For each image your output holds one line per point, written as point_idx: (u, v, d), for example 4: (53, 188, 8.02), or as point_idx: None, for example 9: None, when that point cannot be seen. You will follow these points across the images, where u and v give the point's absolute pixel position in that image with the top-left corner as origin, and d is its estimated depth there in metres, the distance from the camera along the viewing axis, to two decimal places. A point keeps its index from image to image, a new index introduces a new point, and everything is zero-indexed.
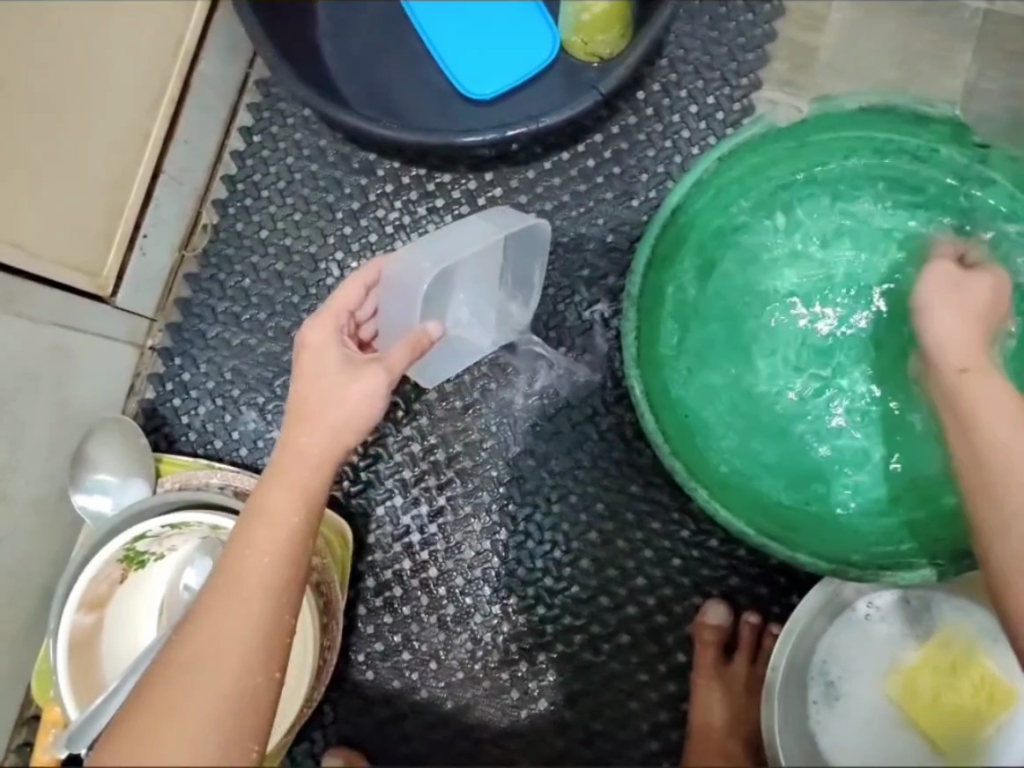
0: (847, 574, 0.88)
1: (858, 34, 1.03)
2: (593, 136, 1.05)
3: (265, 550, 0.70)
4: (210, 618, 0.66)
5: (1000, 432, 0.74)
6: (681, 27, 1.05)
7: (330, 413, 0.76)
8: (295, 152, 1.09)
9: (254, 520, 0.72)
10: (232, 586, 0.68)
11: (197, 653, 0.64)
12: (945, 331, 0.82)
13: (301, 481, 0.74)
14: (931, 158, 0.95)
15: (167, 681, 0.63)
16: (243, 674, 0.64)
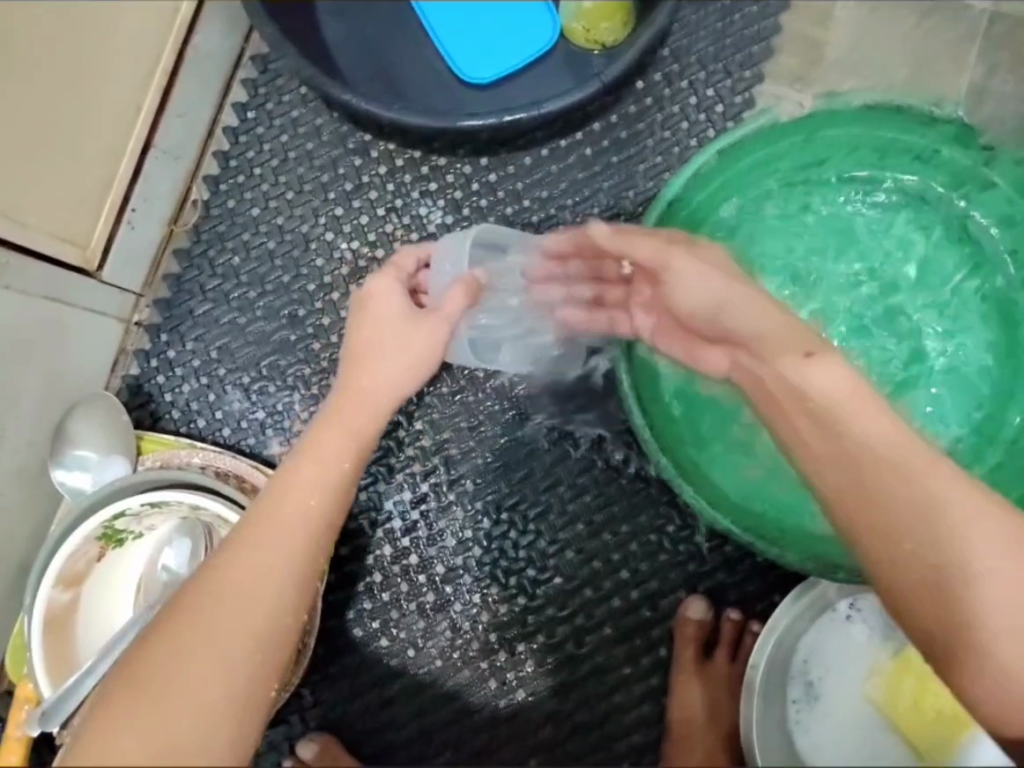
0: (831, 576, 0.88)
1: (865, 31, 1.02)
2: (593, 124, 1.04)
3: (314, 491, 0.73)
4: (255, 545, 0.69)
5: (859, 428, 0.67)
6: (686, 16, 1.03)
7: (386, 376, 0.80)
8: (290, 129, 1.07)
9: (307, 463, 0.75)
10: (280, 524, 0.71)
11: (239, 583, 0.66)
12: (748, 319, 0.72)
13: (351, 429, 0.77)
14: (933, 159, 0.94)
15: (206, 603, 0.64)
16: (285, 603, 0.67)
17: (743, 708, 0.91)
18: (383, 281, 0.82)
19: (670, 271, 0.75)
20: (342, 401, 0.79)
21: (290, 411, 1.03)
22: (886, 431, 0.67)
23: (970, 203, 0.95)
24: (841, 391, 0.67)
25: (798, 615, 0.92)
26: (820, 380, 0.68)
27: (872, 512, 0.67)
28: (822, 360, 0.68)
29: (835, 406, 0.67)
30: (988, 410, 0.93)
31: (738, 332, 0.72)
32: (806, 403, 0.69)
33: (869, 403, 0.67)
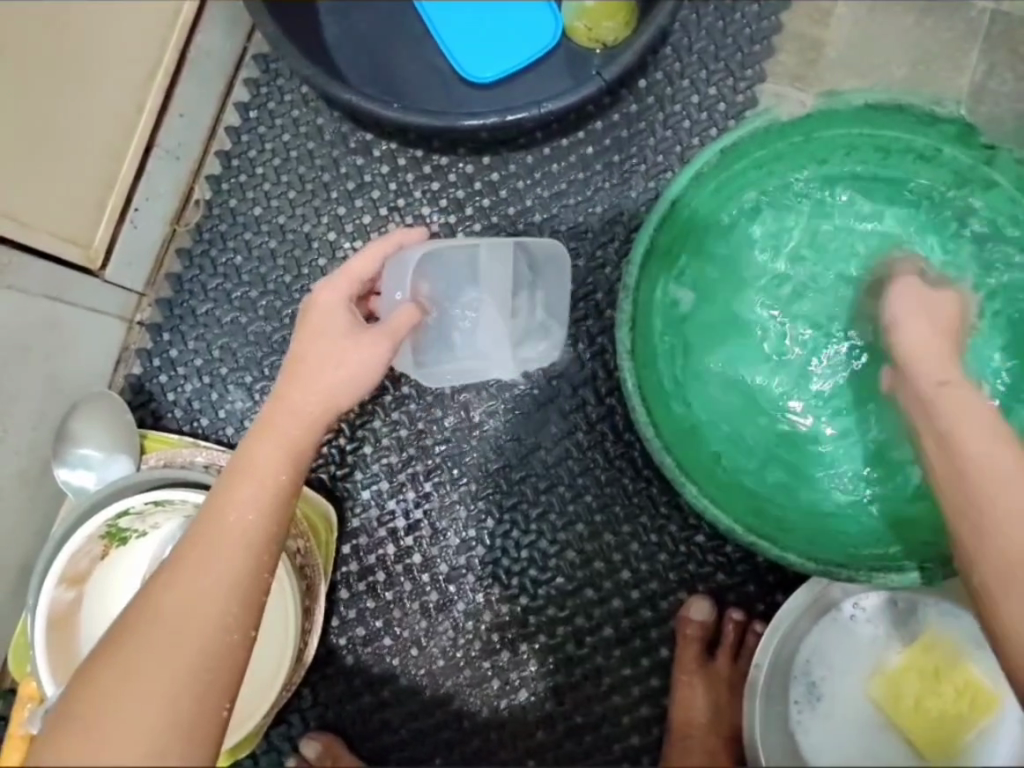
0: (836, 575, 0.87)
1: (865, 30, 1.02)
2: (594, 124, 1.04)
3: (249, 507, 0.69)
4: (191, 566, 0.64)
5: (969, 442, 0.73)
6: (687, 16, 1.04)
7: (329, 384, 0.76)
8: (292, 129, 1.07)
9: (242, 478, 0.71)
10: (215, 541, 0.66)
11: (175, 607, 0.61)
12: (916, 341, 0.82)
13: (287, 440, 0.74)
14: (934, 159, 0.94)
15: (142, 630, 0.60)
16: (221, 627, 0.62)
17: (746, 709, 0.91)
18: (333, 292, 0.80)
19: (892, 295, 0.88)
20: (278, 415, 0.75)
21: None
22: (989, 443, 0.73)
23: (971, 202, 0.94)
24: (979, 414, 0.75)
25: (800, 616, 0.92)
26: (964, 408, 0.75)
27: (972, 505, 0.71)
28: (954, 390, 0.77)
29: (962, 427, 0.74)
30: (987, 408, 0.93)
31: (906, 341, 0.82)
32: (930, 407, 0.77)
33: (993, 415, 0.75)
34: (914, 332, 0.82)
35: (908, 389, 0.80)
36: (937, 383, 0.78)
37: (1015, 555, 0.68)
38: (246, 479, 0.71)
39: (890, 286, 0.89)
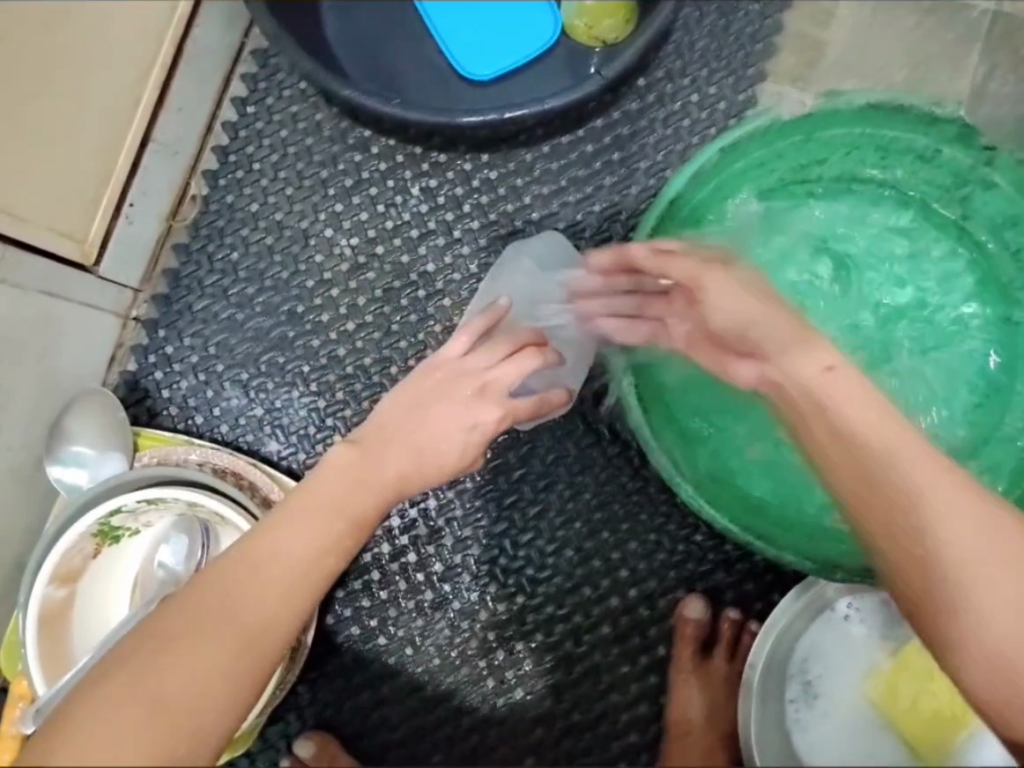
0: (830, 576, 0.87)
1: (868, 30, 1.02)
2: (594, 122, 1.03)
3: (315, 533, 0.70)
4: (251, 561, 0.66)
5: (875, 443, 0.64)
6: (688, 14, 1.03)
7: (405, 455, 0.75)
8: (289, 125, 1.06)
9: (309, 502, 0.72)
10: (275, 543, 0.68)
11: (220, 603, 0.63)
12: (782, 329, 0.69)
13: (359, 492, 0.73)
14: (935, 159, 0.92)
15: (194, 616, 0.62)
16: (259, 640, 0.63)
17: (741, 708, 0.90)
18: (456, 346, 0.79)
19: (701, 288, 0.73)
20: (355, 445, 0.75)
21: (288, 408, 1.03)
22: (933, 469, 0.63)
23: (971, 203, 0.93)
24: (861, 417, 0.65)
25: (798, 612, 0.91)
26: (846, 399, 0.66)
27: (903, 513, 0.64)
28: (843, 374, 0.67)
29: (835, 413, 0.66)
30: (988, 409, 0.92)
31: (766, 344, 0.69)
32: (819, 406, 0.67)
33: (875, 404, 0.65)
34: (774, 339, 0.68)
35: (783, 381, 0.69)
36: (820, 367, 0.67)
37: (958, 569, 0.62)
38: (324, 496, 0.72)
39: (702, 278, 0.73)
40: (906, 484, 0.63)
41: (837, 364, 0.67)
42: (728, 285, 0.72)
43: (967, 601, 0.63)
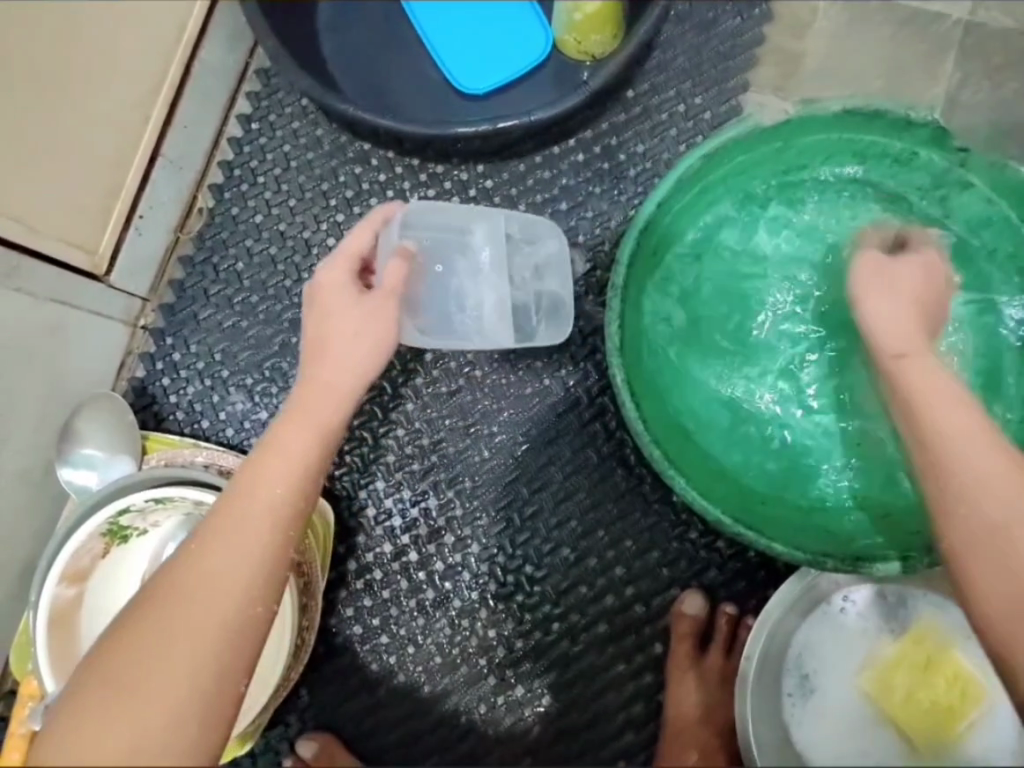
0: (821, 566, 0.87)
1: (847, 42, 1.06)
2: (583, 133, 1.07)
3: (277, 484, 0.73)
4: (222, 540, 0.69)
5: (952, 435, 0.73)
6: (672, 29, 1.08)
7: (346, 366, 0.80)
8: (292, 140, 1.10)
9: (270, 457, 0.75)
10: (238, 521, 0.70)
11: (202, 576, 0.66)
12: (877, 312, 0.83)
13: (317, 422, 0.77)
14: (910, 162, 0.94)
15: (181, 590, 0.65)
16: (243, 599, 0.66)
17: (738, 705, 0.92)
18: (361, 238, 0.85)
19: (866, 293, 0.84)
20: (297, 410, 0.78)
21: None
22: (970, 439, 0.72)
23: (948, 204, 0.95)
24: (945, 392, 0.76)
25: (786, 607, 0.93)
26: (926, 380, 0.77)
27: (943, 477, 0.72)
28: (917, 363, 0.79)
29: (924, 395, 0.76)
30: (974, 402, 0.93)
31: (887, 341, 0.81)
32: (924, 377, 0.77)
33: (946, 397, 0.75)
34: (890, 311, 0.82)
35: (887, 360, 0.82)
36: (903, 353, 0.80)
37: (990, 534, 0.69)
38: (271, 469, 0.74)
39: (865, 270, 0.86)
40: (955, 456, 0.72)
41: (907, 352, 0.79)
42: (885, 281, 0.85)
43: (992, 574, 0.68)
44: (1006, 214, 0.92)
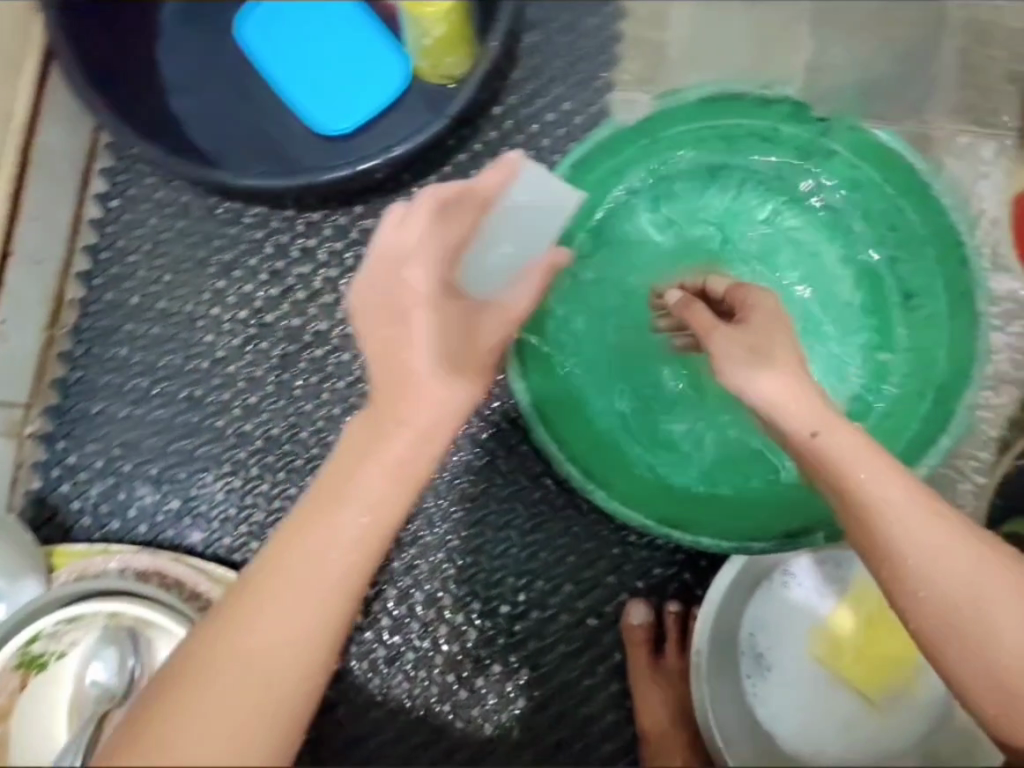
0: (749, 550, 0.84)
1: (706, 23, 1.01)
2: (459, 155, 1.04)
3: (338, 564, 0.56)
4: (219, 646, 0.53)
5: (927, 546, 0.63)
6: (532, 37, 1.03)
7: (422, 411, 0.60)
8: (157, 211, 1.04)
9: (317, 532, 0.56)
10: (321, 602, 0.55)
11: (241, 690, 0.52)
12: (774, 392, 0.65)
13: (409, 475, 0.59)
14: (777, 137, 0.92)
15: (203, 704, 0.51)
16: (286, 718, 0.53)
17: (694, 690, 0.93)
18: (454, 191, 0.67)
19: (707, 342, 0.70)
20: (367, 423, 0.60)
21: (204, 494, 1.01)
22: (950, 551, 0.64)
23: (818, 172, 0.94)
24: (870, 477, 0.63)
25: (724, 593, 0.95)
26: (845, 461, 0.64)
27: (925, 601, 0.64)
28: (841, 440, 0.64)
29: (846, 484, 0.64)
30: (868, 362, 0.95)
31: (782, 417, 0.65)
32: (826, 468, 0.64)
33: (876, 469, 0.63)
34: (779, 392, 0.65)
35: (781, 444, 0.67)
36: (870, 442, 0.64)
37: (988, 656, 0.64)
38: (314, 549, 0.56)
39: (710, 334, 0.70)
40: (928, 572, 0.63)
41: (823, 432, 0.64)
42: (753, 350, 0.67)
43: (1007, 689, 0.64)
44: (870, 175, 0.91)
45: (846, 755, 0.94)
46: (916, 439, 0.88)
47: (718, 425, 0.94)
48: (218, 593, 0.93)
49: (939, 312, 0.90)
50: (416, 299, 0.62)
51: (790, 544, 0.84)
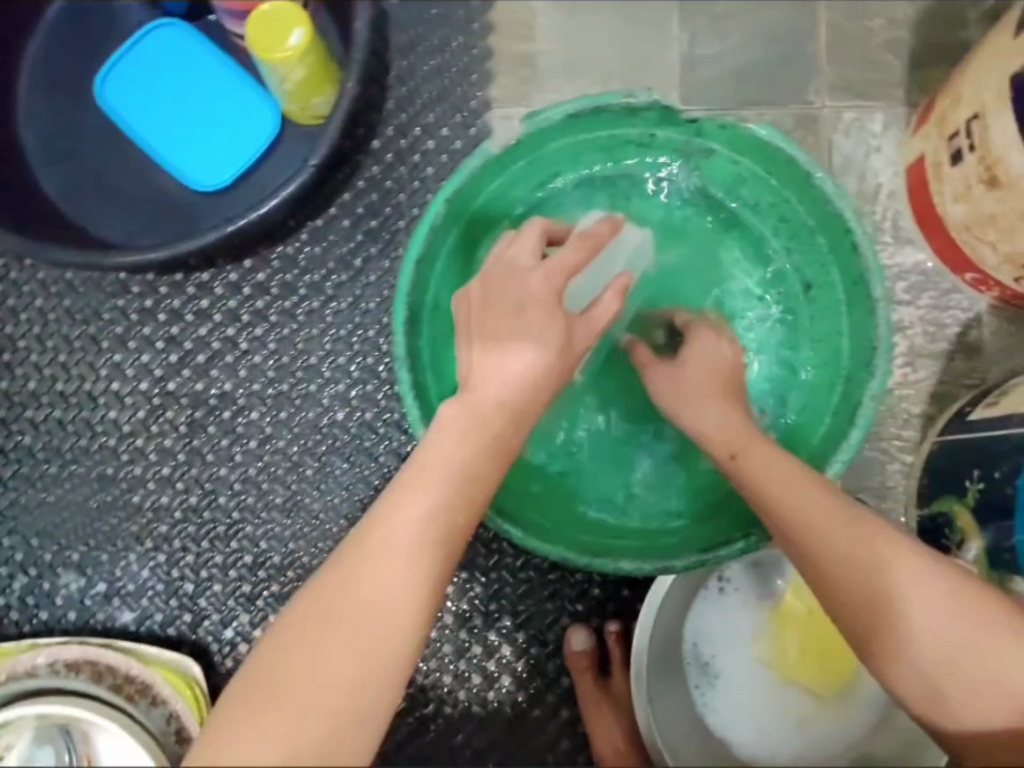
0: (670, 567, 0.81)
1: (573, 30, 1.03)
2: (343, 195, 1.02)
3: (419, 510, 0.55)
4: (330, 604, 0.52)
5: (841, 549, 0.64)
6: (400, 65, 1.02)
7: (513, 369, 0.62)
8: (42, 291, 1.02)
9: (422, 480, 0.57)
10: (416, 549, 0.54)
11: (333, 629, 0.51)
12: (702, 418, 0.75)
13: (486, 426, 0.59)
14: (652, 142, 0.90)
15: (305, 643, 0.50)
16: (386, 665, 0.51)
17: (638, 709, 0.91)
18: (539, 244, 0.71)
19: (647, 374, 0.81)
20: (464, 404, 0.60)
21: (128, 574, 0.99)
22: (864, 555, 0.64)
23: (703, 172, 0.93)
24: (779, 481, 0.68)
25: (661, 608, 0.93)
26: (759, 471, 0.69)
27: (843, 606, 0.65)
28: (748, 457, 0.70)
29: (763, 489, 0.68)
30: (774, 359, 0.94)
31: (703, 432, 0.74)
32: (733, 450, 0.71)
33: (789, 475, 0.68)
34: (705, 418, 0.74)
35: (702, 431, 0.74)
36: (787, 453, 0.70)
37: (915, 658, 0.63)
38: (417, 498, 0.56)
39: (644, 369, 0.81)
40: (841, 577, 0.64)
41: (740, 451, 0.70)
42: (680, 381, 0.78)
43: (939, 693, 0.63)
44: (753, 169, 0.89)
45: (802, 754, 0.94)
46: (829, 435, 0.87)
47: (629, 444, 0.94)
48: (152, 675, 0.91)
49: (836, 303, 0.89)
50: (537, 306, 0.65)
51: (710, 556, 0.81)
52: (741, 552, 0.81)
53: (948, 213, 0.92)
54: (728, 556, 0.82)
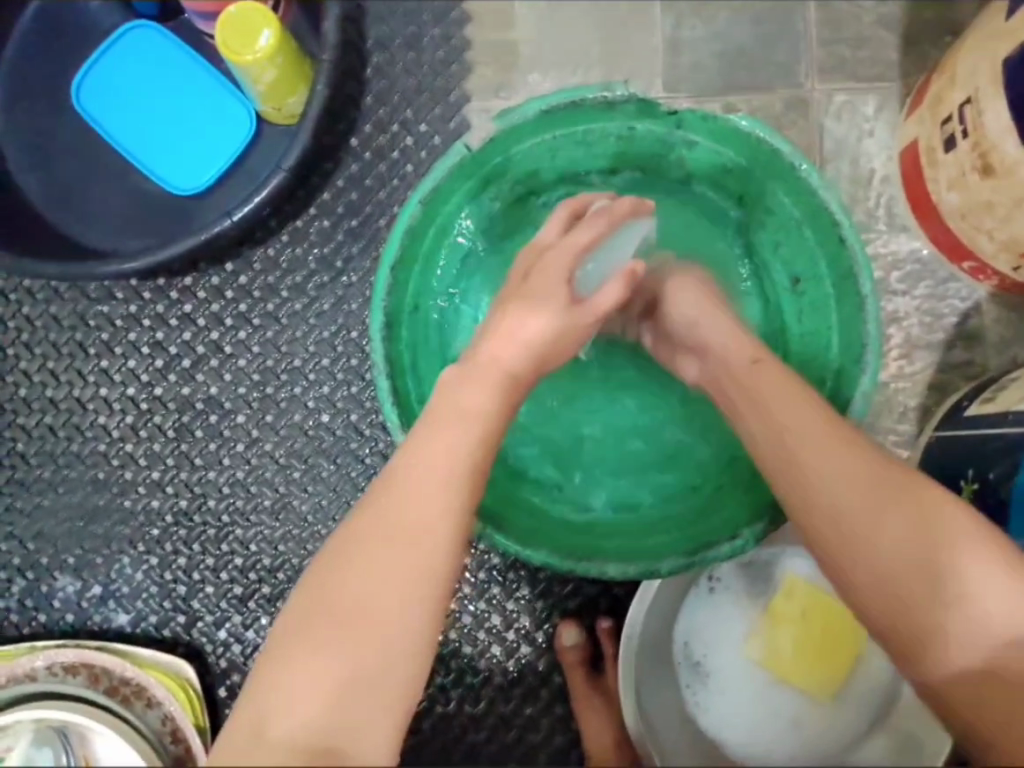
0: (654, 572, 0.80)
1: (553, 16, 1.00)
2: (322, 194, 1.01)
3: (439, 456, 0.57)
4: (377, 533, 0.54)
5: (833, 474, 0.65)
6: (377, 60, 1.00)
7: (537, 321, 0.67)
8: (29, 299, 1.02)
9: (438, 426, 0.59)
10: (439, 487, 0.55)
11: (349, 568, 0.52)
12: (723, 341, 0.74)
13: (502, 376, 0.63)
14: (632, 136, 0.88)
15: (327, 583, 0.52)
16: (403, 606, 0.52)
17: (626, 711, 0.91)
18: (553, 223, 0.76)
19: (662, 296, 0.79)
20: (478, 370, 0.64)
21: (123, 577, 1.01)
22: (854, 483, 0.64)
23: (686, 162, 0.90)
24: (783, 397, 0.68)
25: (650, 605, 0.93)
26: (761, 393, 0.69)
27: (833, 526, 0.64)
28: (766, 369, 0.70)
29: (769, 405, 0.68)
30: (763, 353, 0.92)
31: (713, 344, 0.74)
32: (752, 397, 0.69)
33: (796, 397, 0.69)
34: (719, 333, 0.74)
35: (721, 377, 0.73)
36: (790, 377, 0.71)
37: (899, 585, 0.63)
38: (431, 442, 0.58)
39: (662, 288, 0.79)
40: (831, 500, 0.64)
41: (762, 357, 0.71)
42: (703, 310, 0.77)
43: (924, 621, 0.62)
44: (736, 160, 0.86)
45: (795, 751, 0.94)
46: None
47: (611, 448, 0.94)
48: (149, 679, 0.92)
49: (825, 297, 0.86)
50: (553, 277, 0.70)
51: (696, 560, 0.79)
52: (729, 555, 0.79)
53: (944, 201, 0.88)
54: (714, 558, 0.80)
